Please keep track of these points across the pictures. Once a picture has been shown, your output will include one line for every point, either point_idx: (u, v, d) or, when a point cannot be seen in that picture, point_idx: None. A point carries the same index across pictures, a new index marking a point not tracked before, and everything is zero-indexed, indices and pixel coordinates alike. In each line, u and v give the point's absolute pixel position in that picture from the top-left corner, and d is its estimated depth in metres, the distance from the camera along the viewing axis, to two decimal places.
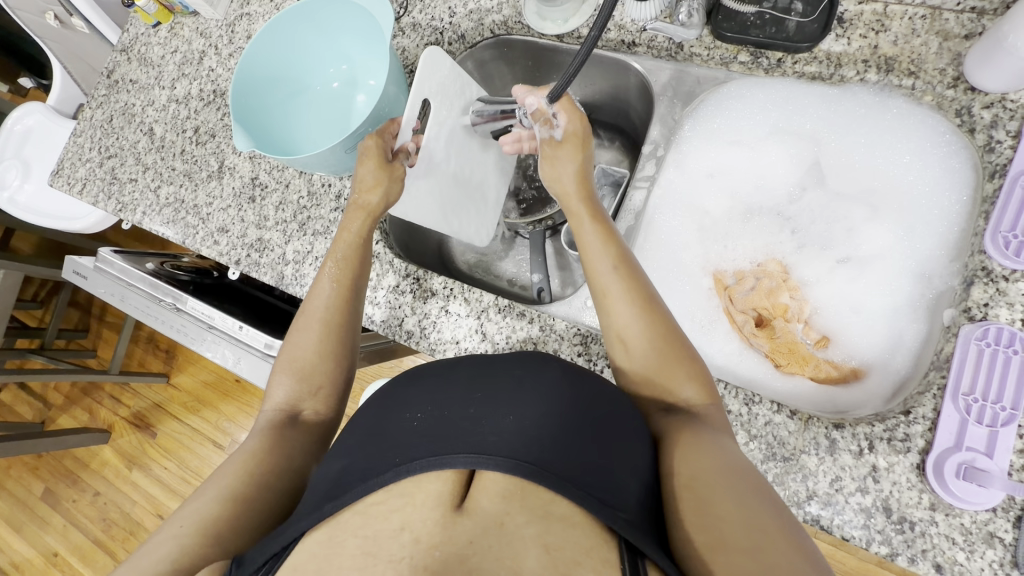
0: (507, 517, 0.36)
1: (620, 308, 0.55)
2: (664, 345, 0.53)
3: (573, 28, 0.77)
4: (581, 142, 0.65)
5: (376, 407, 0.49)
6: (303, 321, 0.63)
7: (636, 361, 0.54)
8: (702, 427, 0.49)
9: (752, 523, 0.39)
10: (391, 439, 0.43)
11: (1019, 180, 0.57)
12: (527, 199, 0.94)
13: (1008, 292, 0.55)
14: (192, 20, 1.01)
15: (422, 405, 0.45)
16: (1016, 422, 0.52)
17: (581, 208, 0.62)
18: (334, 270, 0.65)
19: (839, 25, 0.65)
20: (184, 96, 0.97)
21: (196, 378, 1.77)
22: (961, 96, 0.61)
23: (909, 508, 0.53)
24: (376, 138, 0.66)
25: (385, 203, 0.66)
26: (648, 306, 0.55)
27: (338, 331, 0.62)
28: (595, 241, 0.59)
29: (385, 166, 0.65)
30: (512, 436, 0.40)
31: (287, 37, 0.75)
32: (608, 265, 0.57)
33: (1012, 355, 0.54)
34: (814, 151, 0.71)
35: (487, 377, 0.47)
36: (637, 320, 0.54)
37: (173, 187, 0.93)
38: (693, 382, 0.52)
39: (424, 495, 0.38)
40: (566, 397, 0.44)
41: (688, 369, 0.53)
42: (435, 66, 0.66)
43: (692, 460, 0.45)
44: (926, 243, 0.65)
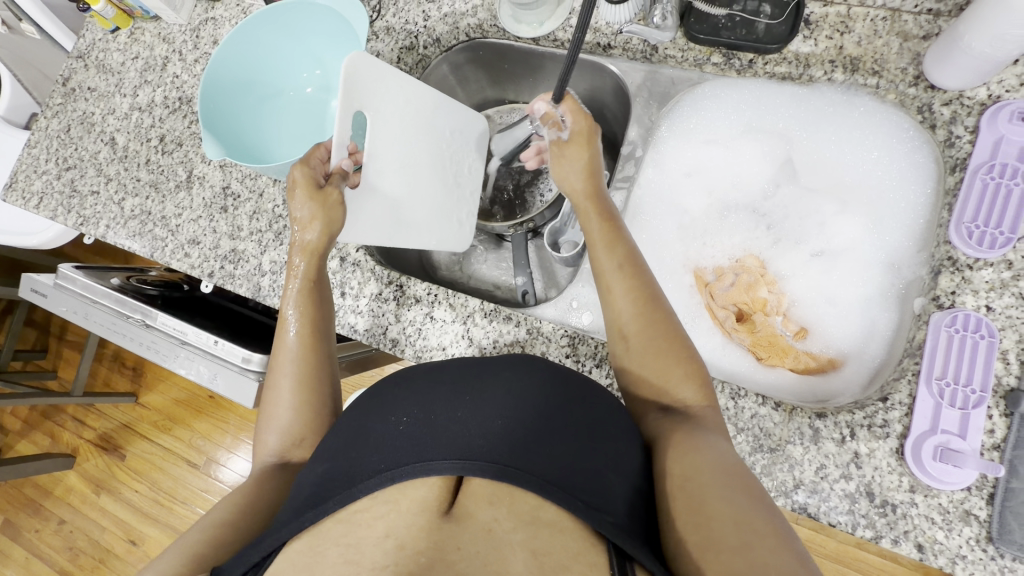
0: (494, 523, 0.37)
1: (622, 304, 0.56)
2: (662, 339, 0.54)
3: (549, 32, 0.77)
4: (587, 140, 0.65)
5: (359, 410, 0.48)
6: (278, 374, 0.60)
7: (631, 354, 0.55)
8: (699, 428, 0.49)
9: (742, 525, 0.39)
10: (376, 443, 0.43)
11: (979, 172, 0.59)
12: (509, 199, 0.92)
13: (972, 280, 0.57)
14: (154, 25, 0.97)
15: (407, 408, 0.44)
16: (986, 404, 0.54)
17: (589, 205, 0.63)
18: (296, 319, 0.62)
19: (807, 27, 0.67)
20: (147, 103, 0.94)
21: (166, 395, 1.70)
22: (921, 94, 0.63)
23: (890, 492, 0.55)
24: (303, 168, 0.63)
25: (326, 235, 0.64)
26: (649, 300, 0.56)
27: (312, 373, 0.59)
28: (603, 237, 0.60)
29: (317, 195, 0.63)
30: (499, 440, 0.40)
31: (253, 41, 0.72)
32: (613, 262, 0.58)
33: (980, 340, 0.56)
34: (786, 149, 0.73)
35: (477, 378, 0.46)
36: (639, 316, 0.55)
37: (138, 199, 0.90)
38: (688, 377, 0.52)
39: (410, 500, 0.38)
40: (555, 401, 0.44)
41: (681, 364, 0.53)
42: (375, 78, 0.63)
43: (687, 460, 0.45)
44: (895, 236, 0.67)
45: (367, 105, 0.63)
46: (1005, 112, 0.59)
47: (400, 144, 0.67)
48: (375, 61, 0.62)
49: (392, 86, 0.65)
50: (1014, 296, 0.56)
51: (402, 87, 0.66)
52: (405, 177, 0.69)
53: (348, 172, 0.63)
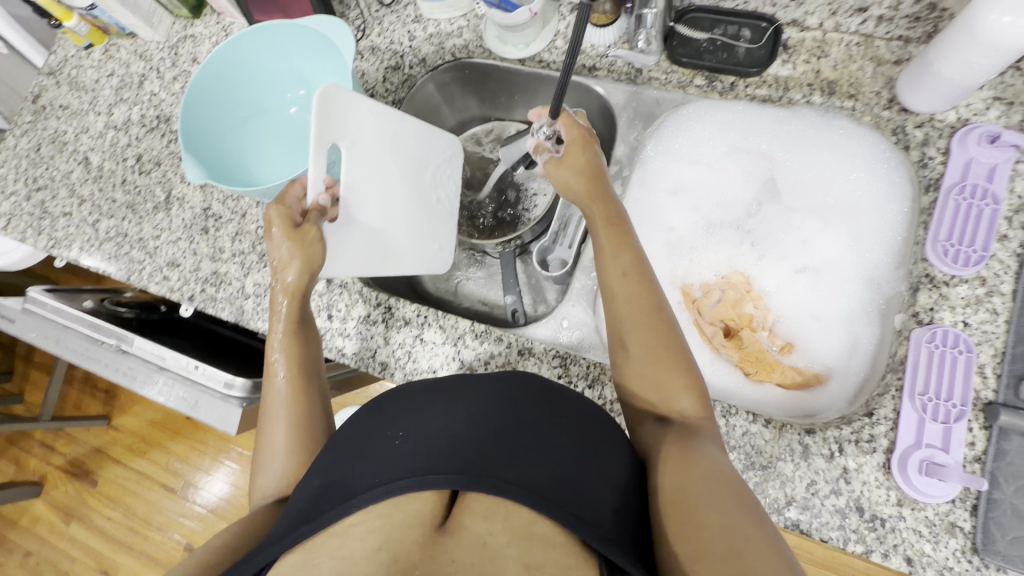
0: (490, 536, 0.37)
1: (626, 311, 0.56)
2: (663, 349, 0.53)
3: (535, 53, 0.78)
4: (583, 144, 0.66)
5: (357, 426, 0.48)
6: (268, 422, 0.58)
7: (631, 363, 0.54)
8: (693, 437, 0.49)
9: (731, 530, 0.39)
10: (371, 458, 0.43)
11: (953, 192, 0.61)
12: (495, 216, 0.91)
13: (949, 297, 0.59)
14: (130, 42, 0.95)
15: (405, 423, 0.45)
16: (966, 417, 0.56)
17: (595, 206, 0.64)
18: (281, 357, 0.61)
19: (784, 51, 0.69)
20: (123, 122, 0.91)
21: (141, 417, 1.64)
22: (895, 116, 0.66)
23: (878, 506, 0.56)
24: (280, 207, 0.63)
25: (305, 273, 0.62)
26: (654, 307, 0.56)
27: (304, 414, 0.58)
28: (612, 247, 0.60)
29: (295, 234, 0.62)
30: (493, 452, 0.41)
31: (238, 61, 0.71)
32: (619, 269, 0.58)
33: (959, 355, 0.57)
34: (768, 168, 0.75)
35: (471, 394, 0.46)
36: (644, 323, 0.54)
37: (113, 220, 0.87)
38: (687, 388, 0.52)
39: (404, 513, 0.39)
40: (549, 416, 0.45)
41: (680, 374, 0.52)
42: (352, 111, 0.62)
43: (679, 473, 0.45)
44: (875, 252, 0.68)
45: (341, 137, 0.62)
46: (973, 135, 0.61)
47: (381, 175, 0.67)
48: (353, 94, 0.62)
49: (369, 116, 0.64)
50: (988, 311, 0.58)
51: (377, 113, 0.65)
52: (381, 209, 0.68)
53: (326, 207, 0.62)
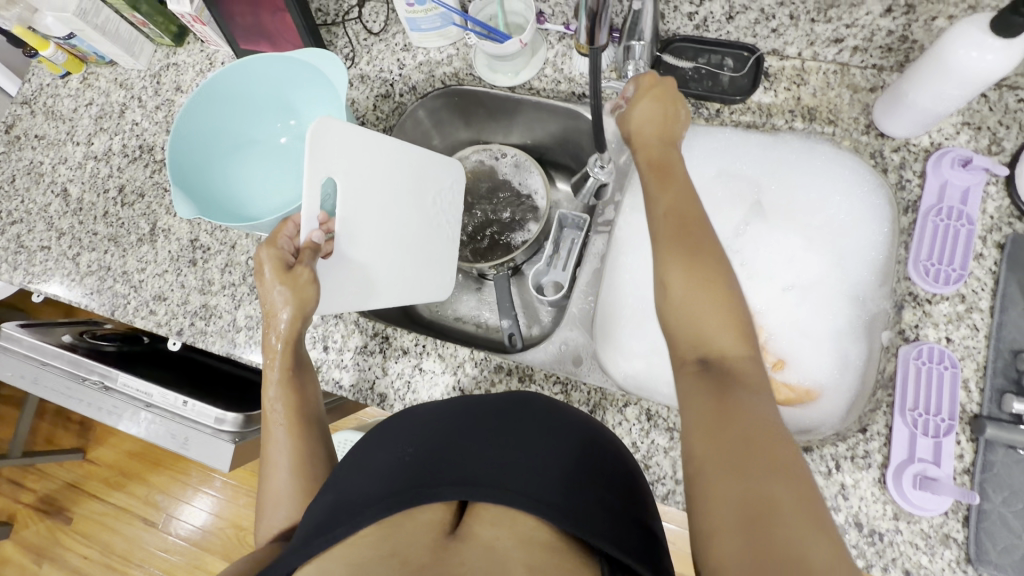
0: (497, 540, 0.38)
1: (668, 249, 0.51)
2: (708, 288, 0.49)
3: (524, 81, 0.79)
4: (664, 94, 0.62)
5: (373, 443, 0.49)
6: (269, 469, 0.57)
7: (672, 301, 0.50)
8: (734, 387, 0.45)
9: (753, 503, 0.37)
10: (384, 469, 0.44)
11: (931, 213, 0.64)
12: (484, 240, 0.91)
13: (932, 314, 0.62)
14: (109, 71, 0.93)
15: (414, 439, 0.46)
16: (955, 431, 0.58)
17: (649, 157, 0.61)
18: (278, 396, 0.60)
19: (766, 79, 0.72)
20: (104, 152, 0.89)
21: (118, 449, 1.58)
22: (873, 141, 0.69)
23: (876, 521, 0.58)
24: (270, 249, 0.61)
25: (298, 317, 0.61)
26: (697, 244, 0.51)
27: (305, 456, 0.57)
28: (657, 187, 0.57)
29: (287, 276, 0.60)
30: (504, 466, 0.42)
31: (226, 94, 0.70)
32: (659, 210, 0.55)
33: (945, 370, 0.59)
34: (755, 192, 0.75)
35: (480, 422, 0.47)
36: (687, 262, 0.50)
37: (95, 254, 0.84)
38: (728, 327, 0.48)
39: (415, 523, 0.40)
40: (557, 436, 0.46)
41: (721, 313, 0.48)
42: (344, 141, 0.61)
43: (704, 436, 0.42)
44: (859, 270, 0.70)
45: (336, 170, 0.61)
46: (947, 159, 0.64)
47: (373, 212, 0.66)
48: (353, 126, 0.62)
49: (361, 143, 0.63)
50: (969, 327, 0.61)
51: (370, 142, 0.64)
52: (374, 249, 0.67)
53: (320, 244, 0.61)
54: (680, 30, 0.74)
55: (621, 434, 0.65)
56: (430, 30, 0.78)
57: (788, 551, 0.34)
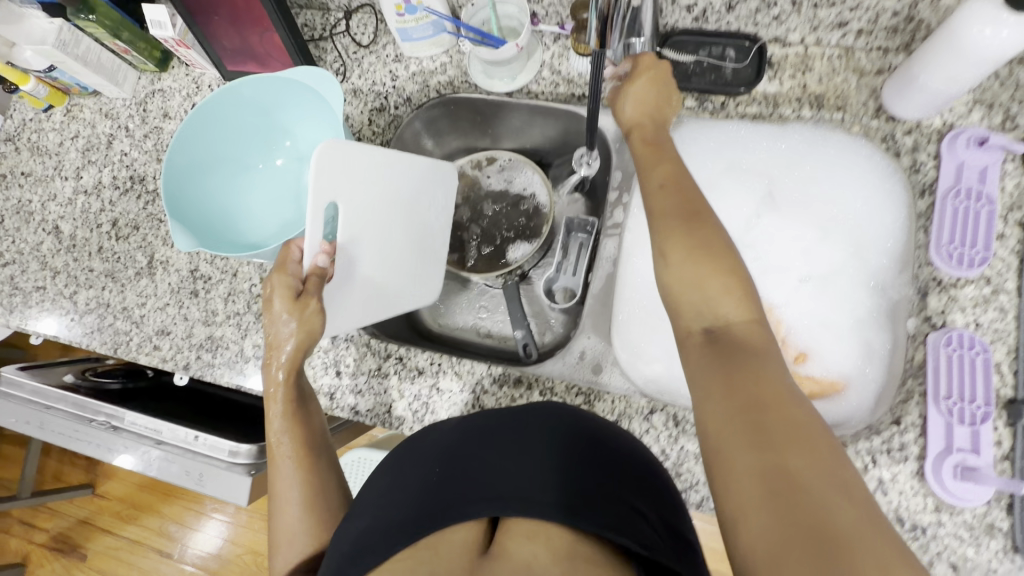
0: (533, 558, 0.36)
1: (666, 220, 0.50)
2: (705, 254, 0.47)
3: (522, 85, 0.77)
4: (656, 75, 0.60)
5: (397, 463, 0.47)
6: (279, 508, 0.54)
7: (672, 271, 0.48)
8: (746, 355, 0.43)
9: (776, 474, 0.35)
10: (408, 488, 0.43)
11: (949, 195, 0.63)
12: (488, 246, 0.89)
13: (958, 298, 0.60)
14: (93, 101, 0.91)
15: (438, 456, 0.45)
16: (991, 418, 0.57)
17: (655, 138, 0.58)
18: (282, 429, 0.58)
19: (771, 68, 0.70)
20: (94, 185, 0.87)
21: (128, 482, 1.55)
22: (883, 125, 0.67)
23: (917, 515, 0.56)
24: (280, 273, 0.58)
25: (302, 349, 0.59)
26: (691, 212, 0.49)
27: (318, 491, 0.55)
28: (651, 158, 0.56)
29: (295, 304, 0.58)
30: (530, 476, 0.41)
31: (218, 119, 0.68)
32: (657, 182, 0.53)
33: (976, 356, 0.58)
34: (766, 184, 0.72)
35: (497, 434, 0.45)
36: (684, 231, 0.48)
37: (93, 291, 0.82)
38: (730, 293, 0.45)
39: (450, 545, 0.38)
40: (581, 443, 0.44)
41: (721, 276, 0.46)
42: (351, 163, 0.57)
43: (721, 408, 0.40)
44: (878, 257, 0.68)
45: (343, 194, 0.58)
46: (961, 139, 0.63)
47: (378, 233, 0.64)
48: (364, 147, 0.58)
49: (372, 161, 0.60)
50: (996, 309, 0.60)
51: (380, 160, 0.61)
52: (381, 268, 0.66)
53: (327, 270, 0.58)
54: (679, 23, 0.72)
55: (649, 443, 0.63)
56: (421, 39, 0.76)
57: (818, 522, 0.32)
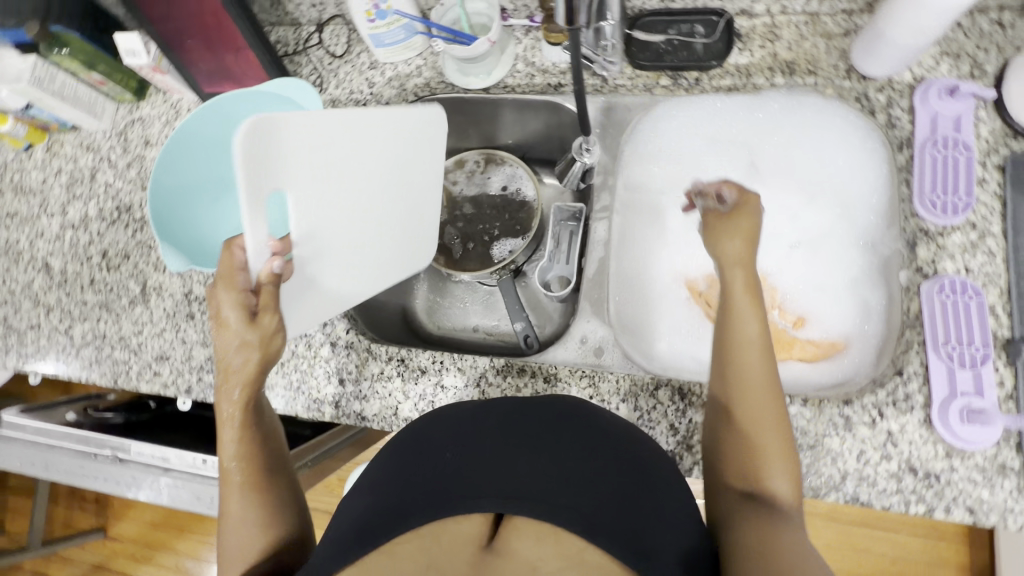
0: (540, 560, 0.35)
1: (750, 356, 0.51)
2: (771, 419, 0.49)
3: (498, 79, 0.78)
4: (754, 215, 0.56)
5: (404, 448, 0.47)
6: (228, 527, 0.52)
7: (742, 413, 0.50)
8: (780, 521, 0.46)
9: None
10: (418, 475, 0.42)
11: (927, 146, 0.64)
12: (472, 243, 0.89)
13: (945, 247, 0.61)
14: (73, 136, 0.91)
15: (452, 441, 0.44)
16: (991, 359, 0.57)
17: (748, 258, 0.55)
18: (232, 444, 0.54)
19: (739, 40, 0.72)
20: (80, 219, 0.86)
21: (140, 521, 1.53)
22: (856, 85, 0.68)
23: (929, 463, 0.57)
24: (224, 288, 0.54)
25: (259, 368, 0.55)
26: (768, 357, 0.51)
27: (270, 519, 0.53)
28: (745, 305, 0.52)
29: (251, 321, 0.53)
30: (545, 478, 0.40)
31: (202, 140, 0.68)
32: (740, 297, 0.53)
33: (970, 299, 0.59)
34: (747, 153, 0.73)
35: (518, 429, 0.45)
36: (762, 380, 0.50)
37: (88, 324, 0.81)
38: (784, 465, 0.48)
39: (453, 534, 0.38)
40: (599, 457, 0.43)
41: (779, 445, 0.49)
42: (340, 124, 0.59)
43: (756, 546, 0.44)
44: (864, 216, 0.67)
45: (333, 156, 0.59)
46: (933, 90, 0.64)
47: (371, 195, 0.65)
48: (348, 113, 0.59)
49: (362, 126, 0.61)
50: (985, 253, 0.60)
51: (371, 126, 0.62)
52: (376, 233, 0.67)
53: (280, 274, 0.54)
54: (646, 5, 0.73)
55: (658, 419, 0.64)
56: (394, 44, 0.77)
57: None
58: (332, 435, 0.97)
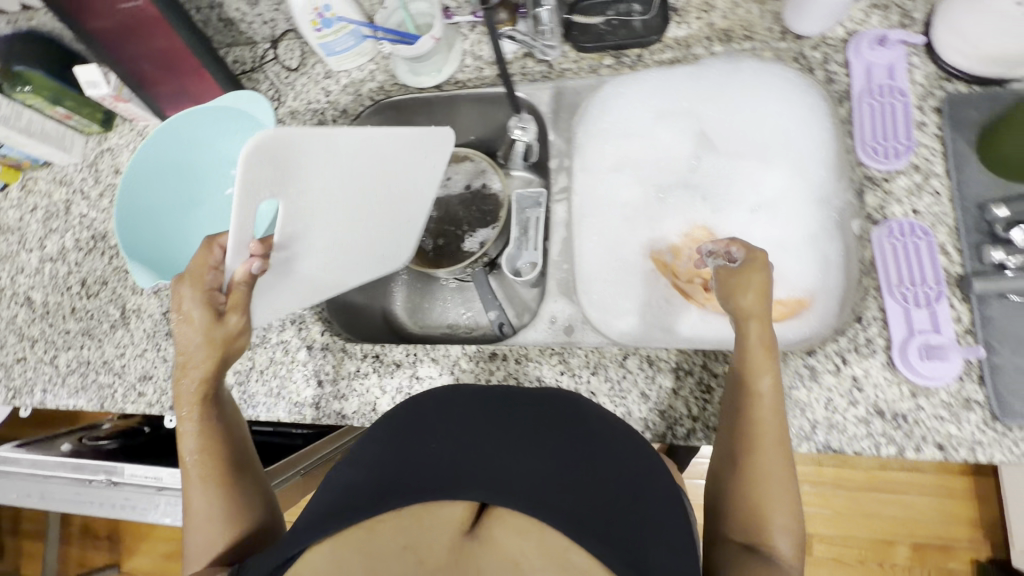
0: (522, 555, 0.35)
1: (765, 413, 0.53)
2: (781, 482, 0.50)
3: (449, 75, 0.80)
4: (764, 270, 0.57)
5: (396, 433, 0.47)
6: (193, 519, 0.55)
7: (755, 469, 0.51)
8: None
9: None
10: (412, 461, 0.43)
11: (864, 95, 0.65)
12: (442, 240, 0.89)
13: (893, 191, 0.62)
14: (46, 172, 0.93)
15: (444, 432, 0.45)
16: (946, 296, 0.58)
17: (759, 311, 0.56)
18: (193, 443, 0.56)
19: (676, 14, 0.73)
20: (58, 251, 0.88)
21: (153, 554, 1.54)
22: (791, 45, 0.69)
23: (895, 404, 0.57)
24: (190, 283, 0.55)
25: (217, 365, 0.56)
26: (782, 436, 0.52)
27: (232, 512, 0.55)
28: (761, 360, 0.54)
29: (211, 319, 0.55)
30: (538, 478, 0.40)
31: (168, 156, 0.71)
32: (755, 348, 0.55)
33: (921, 240, 0.60)
34: (696, 122, 0.75)
35: (516, 428, 0.45)
36: (776, 440, 0.52)
37: (72, 352, 0.83)
38: (788, 525, 0.49)
39: (435, 517, 0.38)
40: (597, 463, 0.43)
41: (785, 500, 0.50)
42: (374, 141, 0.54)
43: None
44: (817, 171, 0.69)
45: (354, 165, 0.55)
46: (864, 41, 0.66)
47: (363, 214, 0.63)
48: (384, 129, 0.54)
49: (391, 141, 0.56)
50: (931, 194, 0.61)
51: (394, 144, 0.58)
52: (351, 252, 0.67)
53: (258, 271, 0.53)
54: None
55: (629, 388, 0.64)
56: (344, 51, 0.79)
57: None
58: (326, 443, 0.98)
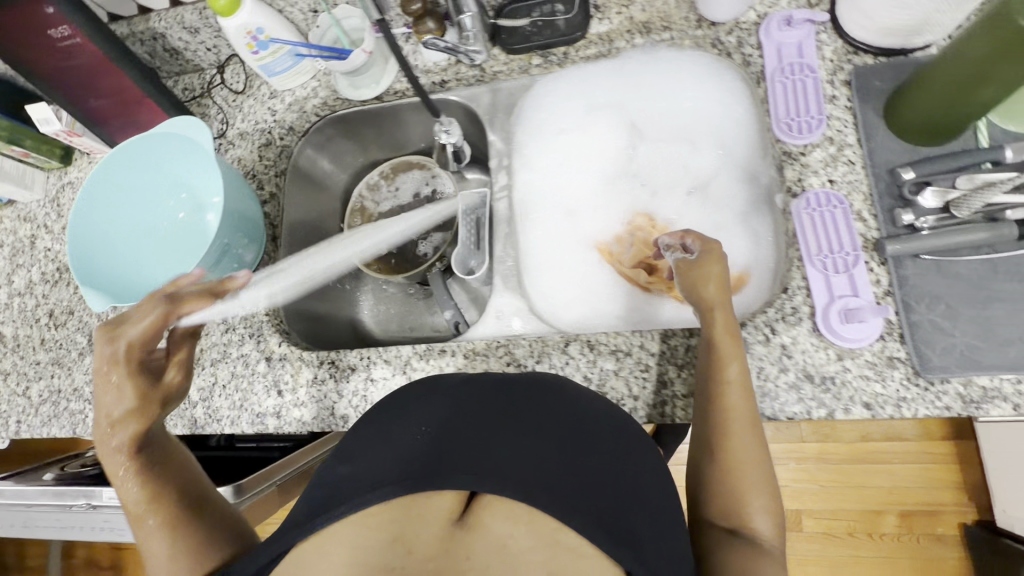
0: (511, 538, 0.35)
1: (733, 395, 0.54)
2: (753, 464, 0.52)
3: (387, 86, 0.82)
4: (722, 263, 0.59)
5: (382, 424, 0.48)
6: (153, 554, 0.55)
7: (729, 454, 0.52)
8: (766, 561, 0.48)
9: None
10: (397, 448, 0.43)
11: (776, 75, 0.68)
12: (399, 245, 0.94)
13: (809, 164, 0.65)
14: (10, 210, 0.95)
15: (430, 420, 0.46)
16: (863, 260, 0.60)
17: (714, 296, 0.58)
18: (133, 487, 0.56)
19: (597, 11, 0.76)
20: (26, 285, 0.91)
21: None
22: (707, 32, 0.72)
23: (823, 367, 0.59)
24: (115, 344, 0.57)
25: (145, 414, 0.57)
26: (750, 416, 0.54)
27: (185, 545, 0.55)
28: (727, 346, 0.56)
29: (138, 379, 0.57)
30: (526, 462, 0.40)
31: (116, 184, 0.73)
32: (720, 332, 0.56)
33: (836, 209, 0.62)
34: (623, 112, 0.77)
35: (504, 412, 0.46)
36: (747, 422, 0.53)
37: (43, 382, 0.85)
38: (767, 508, 0.51)
39: (426, 508, 0.38)
40: (585, 444, 0.44)
41: (763, 482, 0.51)
42: None
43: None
44: (742, 150, 0.71)
45: None
46: (773, 22, 0.68)
47: None
48: None
49: None
50: (845, 164, 0.64)
51: None
52: None
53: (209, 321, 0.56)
54: None
55: (572, 373, 0.66)
56: (284, 71, 0.81)
57: None
58: (302, 453, 0.99)
